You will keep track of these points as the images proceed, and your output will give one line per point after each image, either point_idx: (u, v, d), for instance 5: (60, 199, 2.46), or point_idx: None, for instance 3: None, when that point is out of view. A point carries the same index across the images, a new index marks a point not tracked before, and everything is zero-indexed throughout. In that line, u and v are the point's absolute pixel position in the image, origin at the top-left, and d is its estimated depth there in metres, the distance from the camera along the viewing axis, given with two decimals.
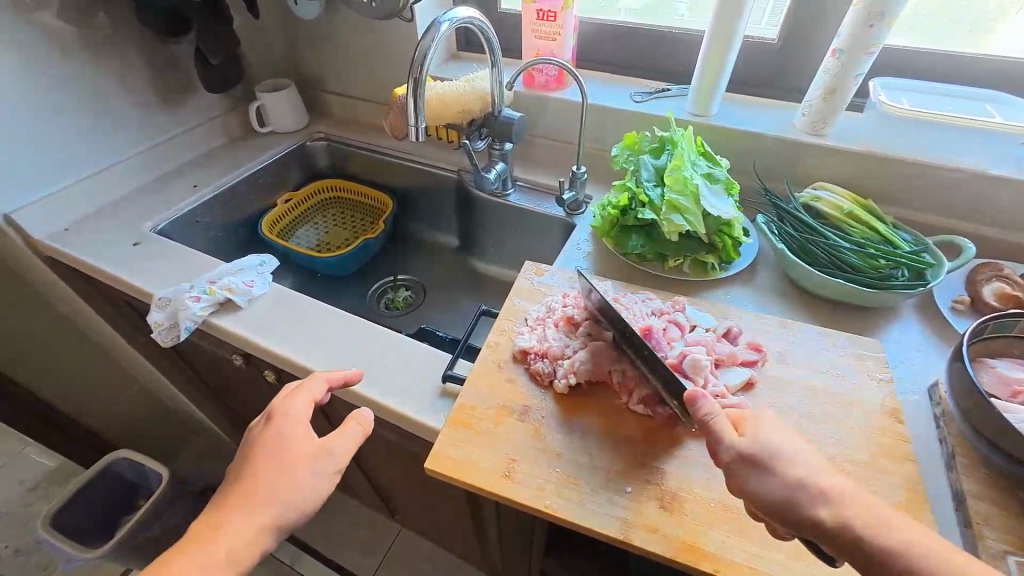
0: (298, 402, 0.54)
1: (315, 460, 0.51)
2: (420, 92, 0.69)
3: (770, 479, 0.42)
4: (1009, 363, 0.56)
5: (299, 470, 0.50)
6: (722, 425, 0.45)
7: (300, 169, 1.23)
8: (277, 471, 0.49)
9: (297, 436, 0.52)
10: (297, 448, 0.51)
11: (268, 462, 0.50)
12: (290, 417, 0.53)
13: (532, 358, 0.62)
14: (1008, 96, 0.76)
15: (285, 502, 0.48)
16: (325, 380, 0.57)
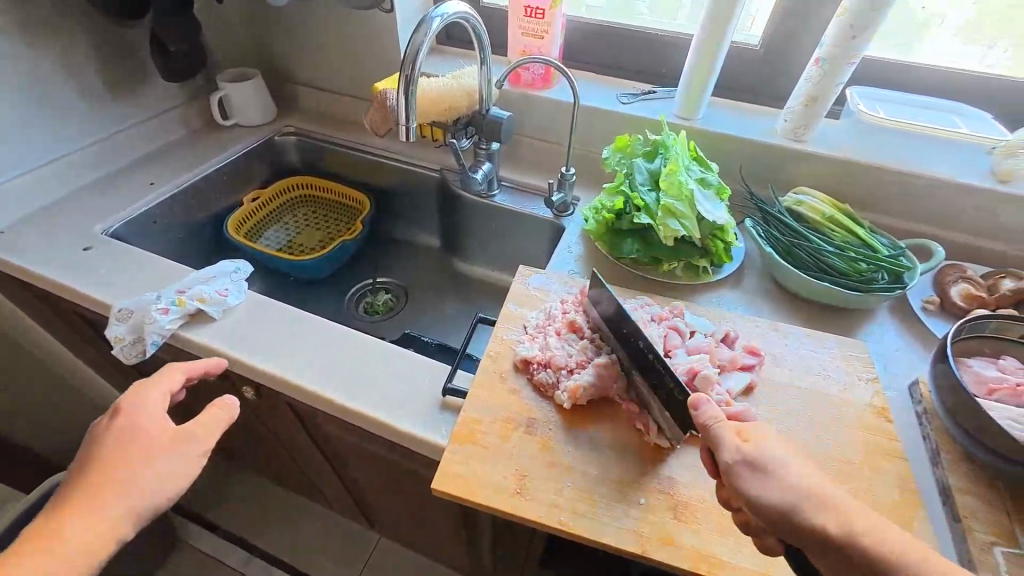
0: (151, 398, 0.55)
1: (177, 446, 0.52)
2: (412, 90, 0.65)
3: (766, 481, 0.41)
4: (984, 362, 0.60)
5: (158, 459, 0.50)
6: (722, 434, 0.44)
7: (269, 166, 1.16)
8: (132, 461, 0.49)
9: (155, 426, 0.52)
10: (156, 435, 0.52)
11: (123, 448, 0.50)
12: (143, 414, 0.53)
13: (535, 367, 0.60)
14: (972, 110, 0.81)
15: (144, 488, 0.49)
16: (183, 376, 0.58)
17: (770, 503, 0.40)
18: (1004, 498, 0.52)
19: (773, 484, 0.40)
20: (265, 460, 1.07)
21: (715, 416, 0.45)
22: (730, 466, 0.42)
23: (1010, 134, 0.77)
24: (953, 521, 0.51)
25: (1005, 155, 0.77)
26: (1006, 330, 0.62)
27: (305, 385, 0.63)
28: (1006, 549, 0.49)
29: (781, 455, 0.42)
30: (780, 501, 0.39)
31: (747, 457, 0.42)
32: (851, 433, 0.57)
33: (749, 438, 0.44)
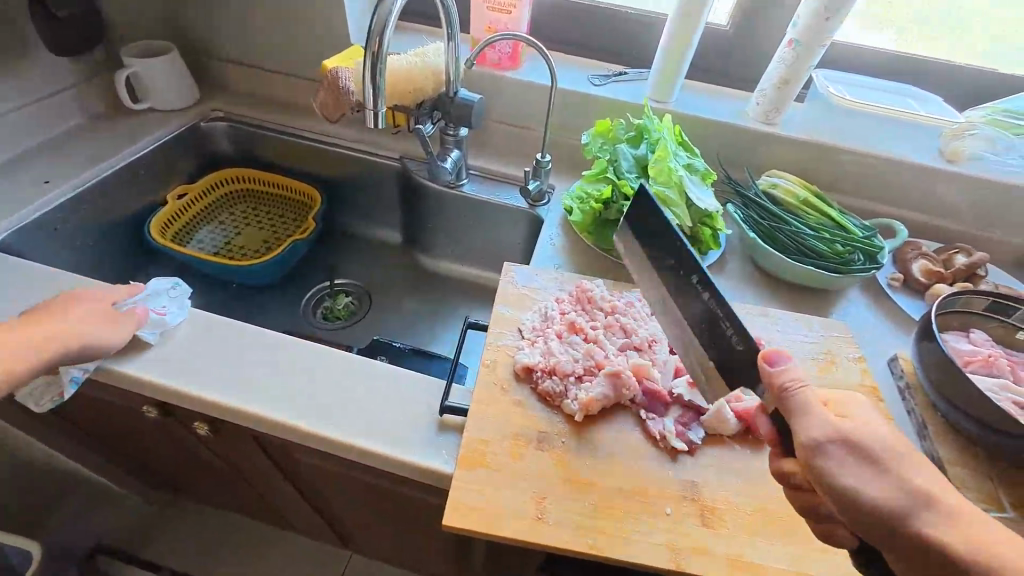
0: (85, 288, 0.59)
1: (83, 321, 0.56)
2: (380, 69, 0.57)
3: (867, 471, 0.39)
4: (957, 337, 0.63)
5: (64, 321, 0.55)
6: (805, 402, 0.41)
7: (195, 156, 1.01)
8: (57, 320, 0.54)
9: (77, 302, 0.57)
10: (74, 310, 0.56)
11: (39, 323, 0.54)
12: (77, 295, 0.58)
13: (538, 376, 0.56)
14: (923, 92, 0.85)
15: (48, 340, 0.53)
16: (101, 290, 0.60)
17: (863, 494, 0.38)
18: (988, 465, 0.55)
19: (873, 477, 0.38)
20: (218, 490, 0.95)
21: (796, 378, 0.41)
22: (815, 444, 0.40)
23: (959, 116, 0.82)
24: None
25: (954, 136, 0.82)
26: (971, 304, 0.64)
27: (272, 417, 0.54)
28: (996, 514, 0.51)
29: (884, 435, 0.40)
30: (880, 492, 0.38)
31: (845, 436, 0.40)
32: None
33: (844, 413, 0.42)
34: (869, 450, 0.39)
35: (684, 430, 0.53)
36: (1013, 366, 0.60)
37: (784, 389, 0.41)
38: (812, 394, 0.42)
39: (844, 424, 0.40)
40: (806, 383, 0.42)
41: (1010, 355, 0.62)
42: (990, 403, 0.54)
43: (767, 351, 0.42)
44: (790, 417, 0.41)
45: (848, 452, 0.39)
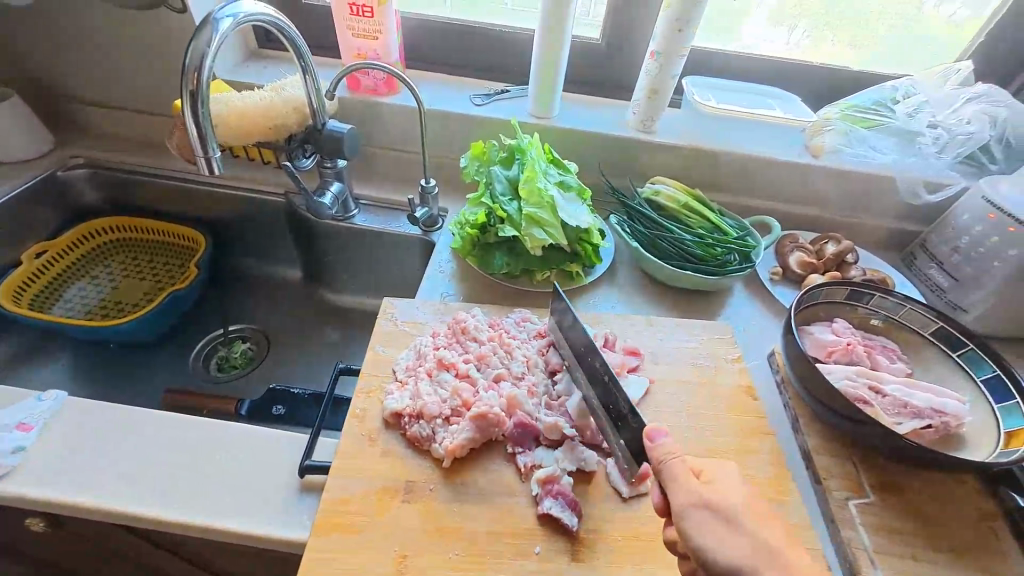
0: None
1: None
2: (202, 110, 0.53)
3: (728, 534, 0.40)
4: (823, 328, 0.65)
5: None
6: (675, 473, 0.42)
7: (56, 209, 0.92)
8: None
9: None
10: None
11: None
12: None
13: (406, 421, 0.53)
14: (783, 92, 0.90)
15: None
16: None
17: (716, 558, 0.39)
18: (852, 452, 0.57)
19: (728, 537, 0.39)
20: None
21: (669, 451, 0.43)
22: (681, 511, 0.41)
23: (817, 114, 0.86)
24: (815, 484, 0.55)
25: (815, 132, 0.86)
26: (834, 294, 0.67)
27: (102, 503, 0.49)
28: (860, 501, 0.53)
29: (738, 500, 0.41)
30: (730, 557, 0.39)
31: (704, 500, 0.41)
32: (723, 419, 0.60)
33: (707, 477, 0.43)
34: (728, 512, 0.40)
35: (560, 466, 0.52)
36: (870, 352, 0.63)
37: (658, 463, 0.43)
38: (685, 464, 0.43)
39: (703, 489, 0.41)
40: (678, 456, 0.43)
41: (868, 340, 0.65)
42: (844, 392, 0.56)
43: (647, 427, 0.45)
44: (669, 485, 0.42)
45: (707, 521, 0.40)
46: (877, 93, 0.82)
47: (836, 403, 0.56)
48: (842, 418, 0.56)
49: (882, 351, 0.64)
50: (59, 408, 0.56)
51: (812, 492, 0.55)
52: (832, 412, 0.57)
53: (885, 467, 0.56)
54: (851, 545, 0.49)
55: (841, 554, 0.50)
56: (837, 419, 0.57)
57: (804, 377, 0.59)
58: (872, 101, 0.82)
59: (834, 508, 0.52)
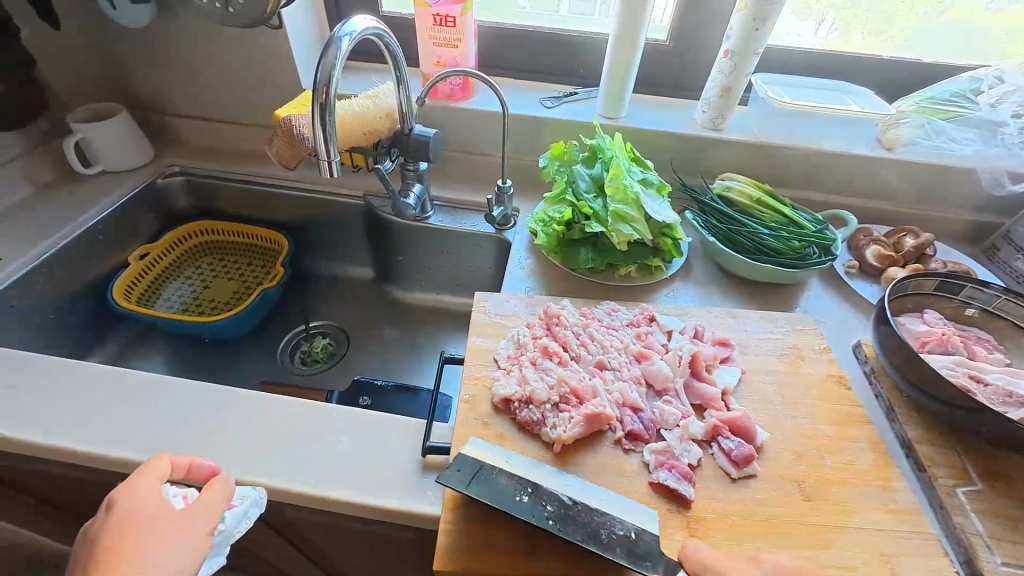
0: (160, 459, 0.49)
1: (185, 527, 0.45)
2: (328, 118, 0.58)
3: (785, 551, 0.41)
4: (913, 319, 0.66)
5: (161, 540, 0.44)
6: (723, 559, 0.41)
7: (154, 216, 0.99)
8: (131, 532, 0.44)
9: (154, 510, 0.45)
10: (153, 521, 0.45)
11: (121, 538, 0.43)
12: (139, 500, 0.45)
13: (516, 406, 0.56)
14: (853, 87, 0.90)
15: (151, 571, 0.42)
16: (172, 460, 0.50)
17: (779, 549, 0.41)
18: (954, 440, 0.58)
19: None
20: None
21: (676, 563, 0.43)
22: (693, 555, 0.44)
23: (891, 107, 0.86)
24: (919, 472, 0.55)
25: (888, 125, 0.86)
26: (923, 285, 0.67)
27: (247, 477, 0.54)
28: (967, 488, 0.53)
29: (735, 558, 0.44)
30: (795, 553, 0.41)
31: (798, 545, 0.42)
32: (820, 406, 0.60)
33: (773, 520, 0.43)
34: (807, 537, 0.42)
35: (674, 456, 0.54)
36: (965, 342, 0.63)
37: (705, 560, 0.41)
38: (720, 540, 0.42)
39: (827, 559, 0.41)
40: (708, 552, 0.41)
41: (962, 331, 0.65)
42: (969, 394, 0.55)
43: None
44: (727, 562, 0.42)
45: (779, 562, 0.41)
46: (953, 84, 0.82)
47: (938, 391, 0.56)
48: (942, 404, 0.56)
49: (978, 341, 0.64)
50: (176, 386, 0.64)
51: (916, 480, 0.56)
52: (932, 400, 0.57)
53: (987, 455, 0.56)
54: (964, 531, 0.50)
55: (954, 540, 0.50)
56: (935, 407, 0.57)
57: (900, 365, 0.60)
58: (950, 91, 0.82)
59: (942, 494, 0.53)
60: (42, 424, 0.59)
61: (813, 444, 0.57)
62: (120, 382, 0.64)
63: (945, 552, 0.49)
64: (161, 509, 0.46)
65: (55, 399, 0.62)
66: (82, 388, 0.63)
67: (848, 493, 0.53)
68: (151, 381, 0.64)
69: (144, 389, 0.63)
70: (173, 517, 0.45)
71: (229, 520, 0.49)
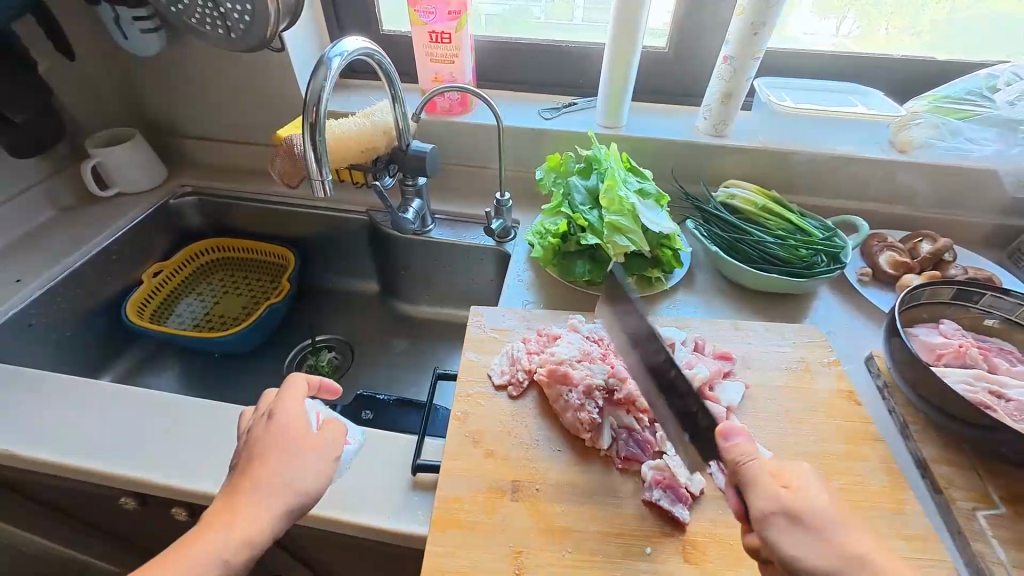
0: (297, 378, 0.51)
1: (322, 444, 0.47)
2: (319, 139, 0.59)
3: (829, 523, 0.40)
4: (927, 329, 0.62)
5: (299, 458, 0.45)
6: (757, 475, 0.44)
7: (167, 235, 1.03)
8: (279, 447, 0.45)
9: (299, 427, 0.47)
10: (297, 438, 0.46)
11: (272, 451, 0.45)
12: (288, 412, 0.47)
13: (546, 333, 0.65)
14: (864, 87, 0.88)
15: (291, 488, 0.44)
16: (306, 378, 0.52)
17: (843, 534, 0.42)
18: (973, 460, 0.54)
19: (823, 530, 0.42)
20: None
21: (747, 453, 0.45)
22: (763, 516, 0.43)
23: (902, 108, 0.83)
24: (936, 494, 0.52)
25: (901, 127, 0.83)
26: (938, 294, 0.63)
27: None
28: (987, 512, 0.50)
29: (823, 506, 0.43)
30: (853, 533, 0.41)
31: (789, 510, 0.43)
32: (827, 423, 0.58)
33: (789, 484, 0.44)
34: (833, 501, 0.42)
35: (673, 478, 0.51)
36: (986, 354, 0.59)
37: (737, 463, 0.45)
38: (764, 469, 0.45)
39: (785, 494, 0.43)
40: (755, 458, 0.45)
41: (982, 342, 0.61)
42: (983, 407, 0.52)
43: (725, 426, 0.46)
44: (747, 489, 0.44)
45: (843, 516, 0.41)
46: (969, 82, 0.78)
47: (952, 407, 0.53)
48: (956, 421, 0.53)
49: (1000, 354, 0.60)
50: (179, 403, 0.65)
51: (931, 502, 0.52)
52: (950, 419, 0.54)
53: (1009, 475, 0.53)
54: (984, 559, 0.47)
55: (973, 569, 0.47)
56: (950, 424, 0.54)
57: (912, 381, 0.57)
58: (966, 90, 0.78)
59: (959, 519, 0.50)
60: (52, 441, 0.61)
61: (818, 465, 0.54)
62: (129, 400, 0.65)
63: None
64: (302, 430, 0.47)
65: (67, 415, 0.64)
66: (90, 405, 0.65)
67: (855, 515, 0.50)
68: (155, 398, 0.66)
69: (149, 406, 0.65)
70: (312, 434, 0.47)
71: (347, 454, 0.51)
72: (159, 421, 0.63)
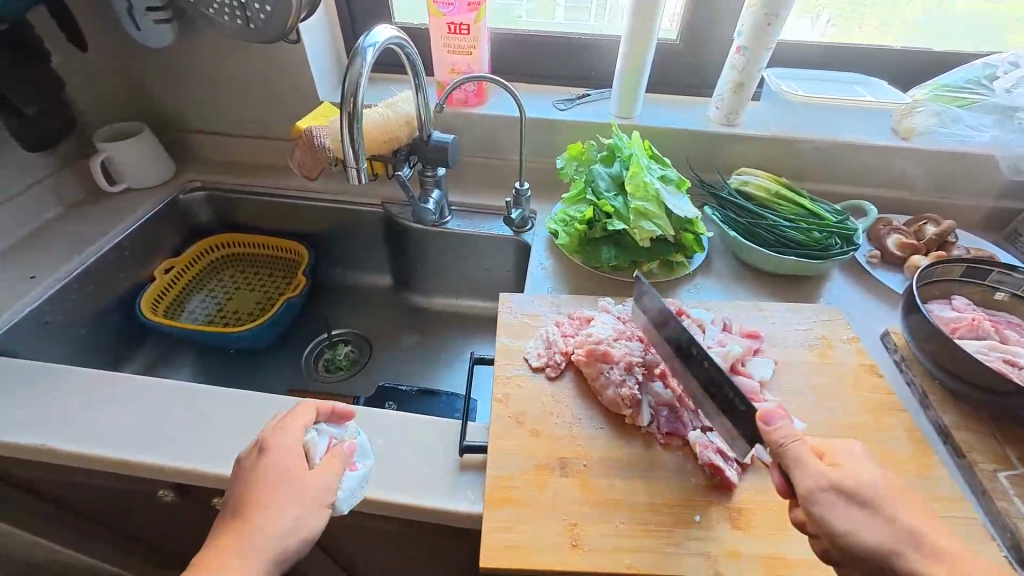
0: (306, 406, 0.50)
1: (317, 483, 0.46)
2: (356, 127, 0.59)
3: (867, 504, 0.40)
4: (941, 305, 0.65)
5: (289, 500, 0.44)
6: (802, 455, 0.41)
7: (178, 230, 1.01)
8: (271, 487, 0.44)
9: (297, 463, 0.46)
10: (292, 477, 0.45)
11: (263, 490, 0.44)
12: (284, 447, 0.47)
13: (577, 317, 0.67)
14: (867, 78, 0.91)
15: (280, 532, 0.43)
16: (315, 406, 0.51)
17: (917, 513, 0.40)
18: (991, 425, 0.57)
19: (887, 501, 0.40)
20: None
21: (791, 434, 0.43)
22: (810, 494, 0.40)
23: (905, 97, 0.87)
24: (959, 458, 0.55)
25: (904, 115, 0.87)
26: (949, 272, 0.67)
27: None
28: (1008, 473, 0.53)
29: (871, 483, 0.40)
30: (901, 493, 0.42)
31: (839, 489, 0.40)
32: (854, 396, 0.60)
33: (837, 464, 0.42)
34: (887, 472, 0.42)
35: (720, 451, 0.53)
36: (997, 327, 0.63)
37: (779, 445, 0.42)
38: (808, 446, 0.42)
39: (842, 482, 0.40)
40: (801, 438, 0.42)
41: (992, 316, 0.65)
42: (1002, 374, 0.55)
43: (763, 408, 0.43)
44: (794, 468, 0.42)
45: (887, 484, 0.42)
46: (967, 71, 0.82)
47: (972, 375, 0.56)
48: (976, 389, 0.56)
49: (1009, 326, 0.63)
50: (213, 395, 0.65)
51: (955, 466, 0.55)
52: (971, 388, 0.57)
53: None
54: (1010, 515, 0.49)
55: (999, 525, 0.50)
56: (970, 392, 0.57)
57: (932, 353, 0.60)
58: (965, 79, 0.82)
59: (983, 480, 0.52)
60: (84, 436, 0.60)
61: (849, 435, 0.56)
62: (161, 393, 0.65)
63: (990, 536, 0.49)
64: (298, 468, 0.46)
65: (96, 409, 0.63)
66: (119, 399, 0.64)
67: None
68: (187, 391, 0.65)
69: (181, 398, 0.64)
70: (309, 470, 0.46)
71: (351, 482, 0.48)
72: (194, 412, 0.62)
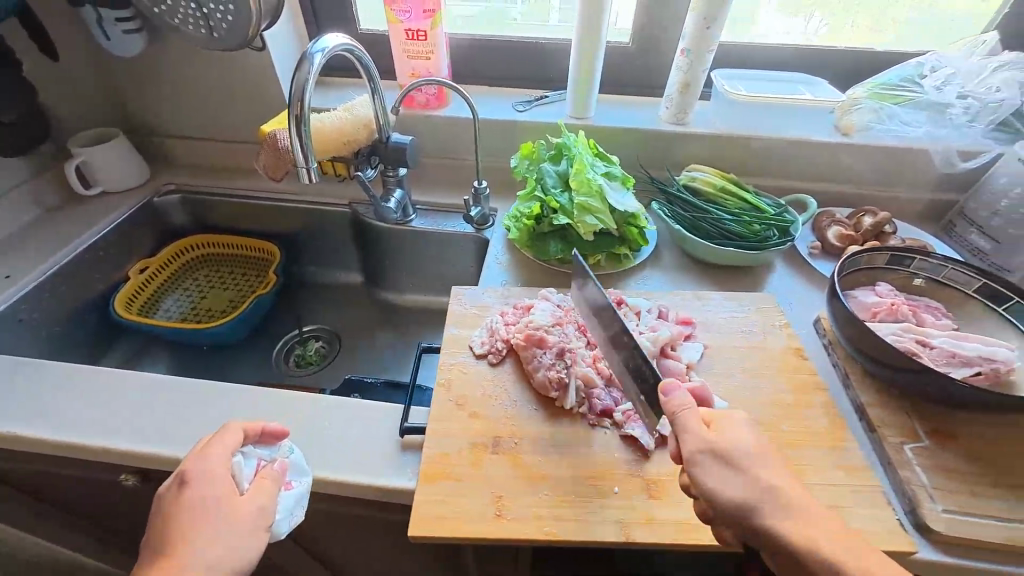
0: (231, 430, 0.51)
1: (247, 512, 0.47)
2: (305, 129, 0.63)
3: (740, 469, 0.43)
4: (865, 291, 0.69)
5: (220, 532, 0.46)
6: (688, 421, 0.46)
7: (153, 232, 1.05)
8: (198, 522, 0.46)
9: (225, 492, 0.48)
10: (220, 508, 0.47)
11: (192, 526, 0.45)
12: (212, 478, 0.48)
13: (520, 307, 0.70)
14: (810, 77, 0.95)
15: (212, 564, 0.45)
16: (243, 428, 0.52)
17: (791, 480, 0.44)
18: (903, 402, 0.61)
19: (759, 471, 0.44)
20: None
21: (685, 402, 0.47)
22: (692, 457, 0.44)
23: (845, 95, 0.91)
24: (871, 433, 0.58)
25: (844, 112, 0.90)
26: (874, 260, 0.70)
27: None
28: (914, 445, 0.56)
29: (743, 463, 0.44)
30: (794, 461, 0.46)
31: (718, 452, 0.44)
32: (778, 377, 0.64)
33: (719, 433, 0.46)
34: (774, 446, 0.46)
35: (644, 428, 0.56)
36: (915, 311, 0.66)
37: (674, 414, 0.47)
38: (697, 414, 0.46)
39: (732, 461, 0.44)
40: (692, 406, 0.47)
41: (912, 301, 0.68)
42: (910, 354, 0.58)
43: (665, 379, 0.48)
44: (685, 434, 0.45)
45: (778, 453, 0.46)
46: (902, 70, 0.85)
47: (883, 355, 0.60)
48: (888, 368, 0.60)
49: (927, 310, 0.67)
50: (175, 385, 0.68)
51: (868, 441, 0.59)
52: (883, 367, 0.60)
53: (936, 414, 0.59)
54: (910, 484, 0.53)
55: (901, 493, 0.53)
56: (883, 371, 0.61)
57: (851, 335, 0.63)
58: (899, 77, 0.85)
59: (890, 453, 0.56)
60: (50, 426, 0.63)
61: (769, 413, 0.60)
62: (126, 384, 0.68)
63: (889, 503, 0.52)
64: (226, 498, 0.47)
65: (63, 400, 0.66)
66: (87, 390, 0.67)
67: (800, 453, 0.56)
68: (150, 382, 0.68)
69: (145, 389, 0.67)
70: (239, 496, 0.48)
71: (285, 503, 0.50)
72: (157, 402, 0.66)
